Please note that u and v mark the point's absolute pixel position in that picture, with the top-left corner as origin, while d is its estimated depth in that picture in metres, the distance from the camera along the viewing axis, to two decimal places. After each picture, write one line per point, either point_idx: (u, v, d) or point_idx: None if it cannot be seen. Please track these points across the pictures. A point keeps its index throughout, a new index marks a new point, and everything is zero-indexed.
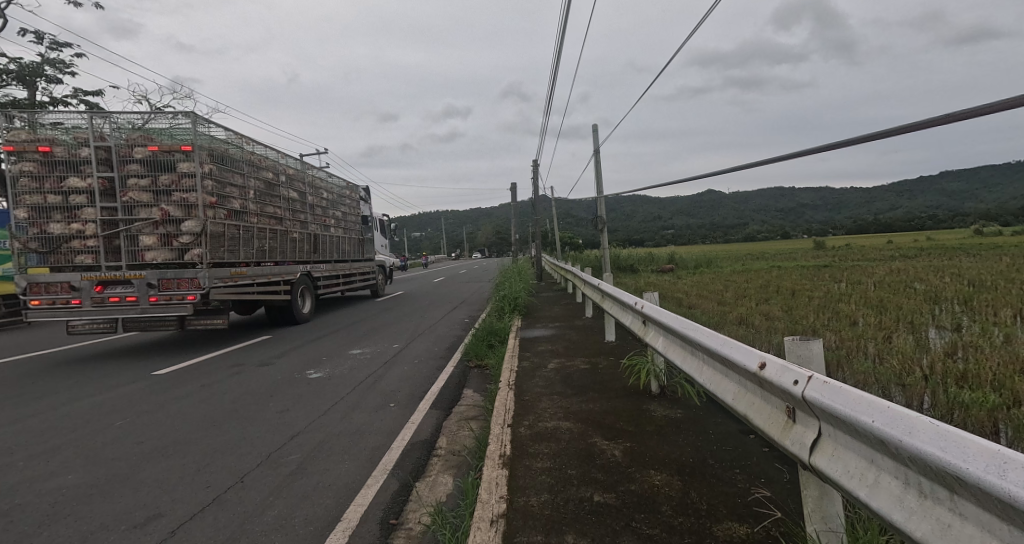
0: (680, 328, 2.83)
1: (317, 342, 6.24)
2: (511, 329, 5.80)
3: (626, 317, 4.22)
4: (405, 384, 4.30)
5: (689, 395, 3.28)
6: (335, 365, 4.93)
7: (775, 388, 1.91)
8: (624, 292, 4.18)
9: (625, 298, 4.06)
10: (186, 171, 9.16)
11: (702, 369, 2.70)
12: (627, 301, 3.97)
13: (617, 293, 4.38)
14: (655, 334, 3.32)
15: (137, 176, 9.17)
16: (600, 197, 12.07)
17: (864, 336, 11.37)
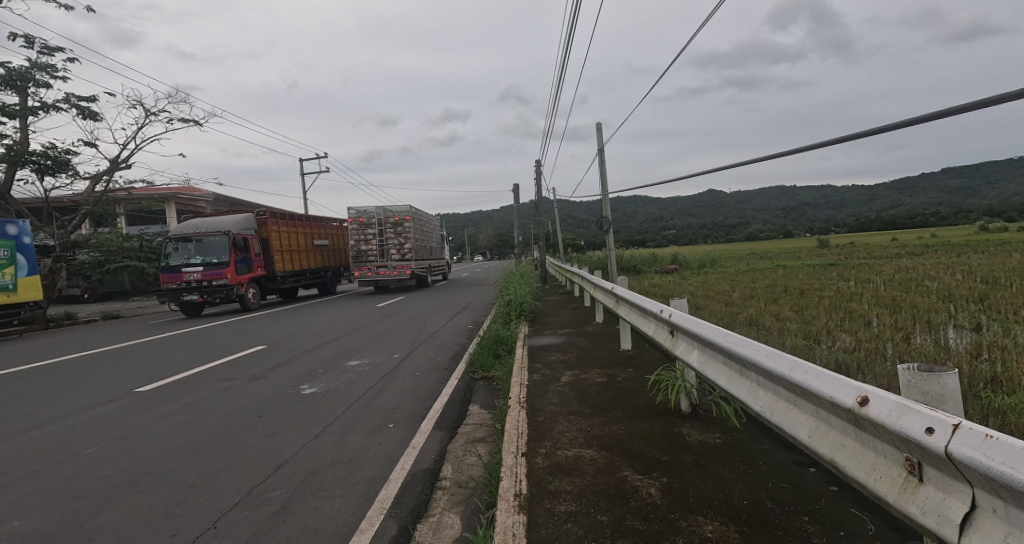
0: (730, 346, 2.51)
1: (313, 352, 5.90)
2: (518, 337, 5.48)
3: (647, 325, 3.91)
4: (406, 401, 3.97)
5: (724, 414, 2.96)
6: (332, 378, 4.60)
7: (888, 432, 1.56)
8: (645, 298, 3.86)
9: (647, 304, 3.76)
10: (406, 225, 21.68)
11: (760, 396, 2.37)
12: (649, 308, 3.66)
13: (636, 298, 4.08)
14: (688, 349, 3.00)
15: (387, 226, 21.23)
16: (606, 198, 11.78)
17: (881, 337, 11.07)
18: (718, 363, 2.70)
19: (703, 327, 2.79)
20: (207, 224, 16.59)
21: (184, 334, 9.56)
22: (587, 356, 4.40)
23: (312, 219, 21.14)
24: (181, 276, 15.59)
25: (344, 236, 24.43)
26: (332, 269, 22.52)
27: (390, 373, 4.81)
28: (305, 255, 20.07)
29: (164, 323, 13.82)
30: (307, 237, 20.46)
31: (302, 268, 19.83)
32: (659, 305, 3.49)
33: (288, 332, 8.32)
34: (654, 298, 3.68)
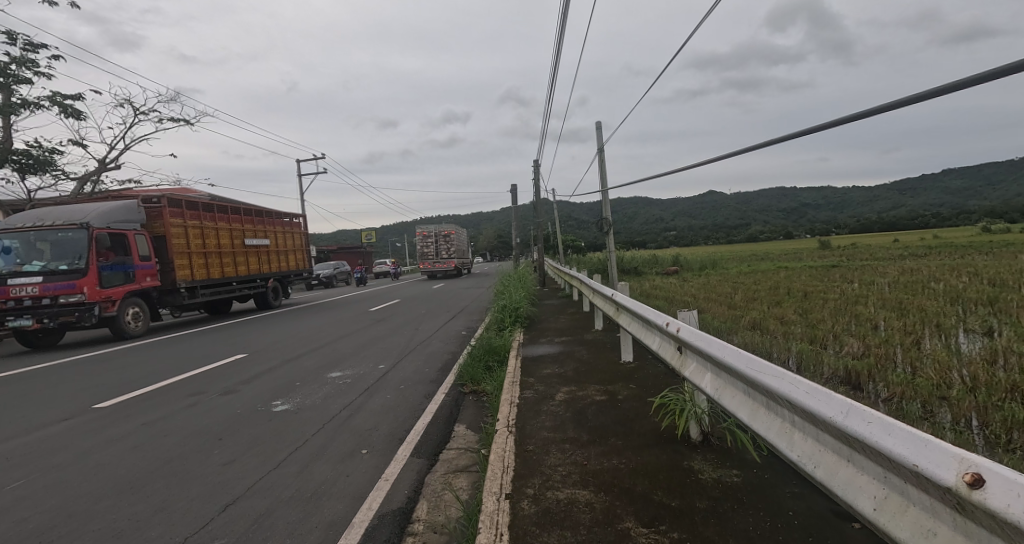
0: (752, 373, 2.12)
1: (294, 363, 5.54)
2: (512, 346, 5.14)
3: (651, 337, 3.57)
4: (384, 421, 3.61)
5: (740, 445, 2.63)
6: (308, 393, 4.25)
7: (981, 513, 1.17)
8: (650, 308, 3.49)
9: (653, 315, 3.38)
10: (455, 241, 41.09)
11: (788, 434, 1.98)
12: (655, 321, 3.29)
13: (640, 307, 3.70)
14: (700, 371, 2.63)
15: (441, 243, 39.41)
16: (605, 198, 11.46)
17: (891, 342, 10.74)
18: (737, 393, 2.31)
19: (720, 348, 2.40)
20: (62, 216, 12.59)
21: (168, 340, 9.20)
22: (586, 369, 4.06)
23: (240, 214, 17.57)
24: (9, 292, 11.32)
25: (288, 237, 20.83)
26: (266, 276, 18.90)
27: (372, 387, 4.46)
28: (224, 258, 16.52)
29: (153, 327, 13.48)
30: (230, 235, 16.85)
31: (219, 277, 16.11)
32: (667, 317, 3.11)
33: (275, 339, 7.97)
34: (658, 309, 3.35)
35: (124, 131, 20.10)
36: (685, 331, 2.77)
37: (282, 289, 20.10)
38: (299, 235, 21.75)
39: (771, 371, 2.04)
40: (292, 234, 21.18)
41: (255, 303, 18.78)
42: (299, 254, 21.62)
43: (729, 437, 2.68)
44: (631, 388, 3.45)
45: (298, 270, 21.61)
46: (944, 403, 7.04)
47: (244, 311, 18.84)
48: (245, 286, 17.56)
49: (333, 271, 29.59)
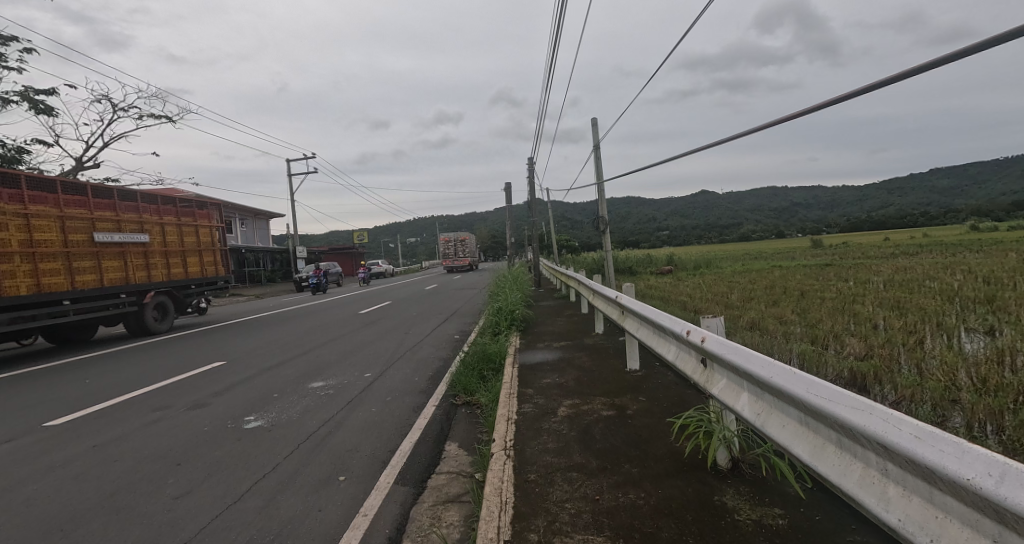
0: (817, 402, 1.70)
1: (273, 371, 5.16)
2: (508, 352, 4.81)
3: (664, 347, 3.22)
4: (367, 440, 3.26)
5: (775, 475, 2.29)
6: (284, 407, 3.89)
7: None
8: (663, 313, 3.15)
9: (667, 322, 3.04)
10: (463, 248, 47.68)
11: (868, 482, 1.52)
12: (672, 328, 2.94)
13: (651, 312, 3.38)
14: (738, 393, 2.24)
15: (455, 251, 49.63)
16: (602, 197, 11.17)
17: (893, 342, 10.56)
18: (794, 422, 1.89)
19: (768, 369, 2.00)
20: None
21: (146, 345, 8.78)
22: (591, 377, 3.75)
23: (96, 197, 11.46)
24: None
25: (118, 223, 11.96)
26: (150, 288, 12.58)
27: (356, 399, 4.10)
28: (47, 261, 10.26)
29: (134, 329, 13.00)
30: (66, 229, 10.70)
31: (29, 296, 9.82)
32: (689, 325, 2.75)
33: (258, 344, 7.57)
34: (675, 315, 2.98)
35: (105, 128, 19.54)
36: (715, 345, 2.40)
37: (183, 305, 13.77)
38: (216, 229, 15.52)
39: (846, 399, 1.61)
40: (205, 227, 15.00)
41: (130, 329, 12.35)
42: (218, 257, 15.48)
43: (763, 465, 2.35)
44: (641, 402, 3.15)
45: (215, 279, 15.31)
46: (957, 407, 6.76)
47: (116, 339, 12.55)
48: (99, 305, 11.23)
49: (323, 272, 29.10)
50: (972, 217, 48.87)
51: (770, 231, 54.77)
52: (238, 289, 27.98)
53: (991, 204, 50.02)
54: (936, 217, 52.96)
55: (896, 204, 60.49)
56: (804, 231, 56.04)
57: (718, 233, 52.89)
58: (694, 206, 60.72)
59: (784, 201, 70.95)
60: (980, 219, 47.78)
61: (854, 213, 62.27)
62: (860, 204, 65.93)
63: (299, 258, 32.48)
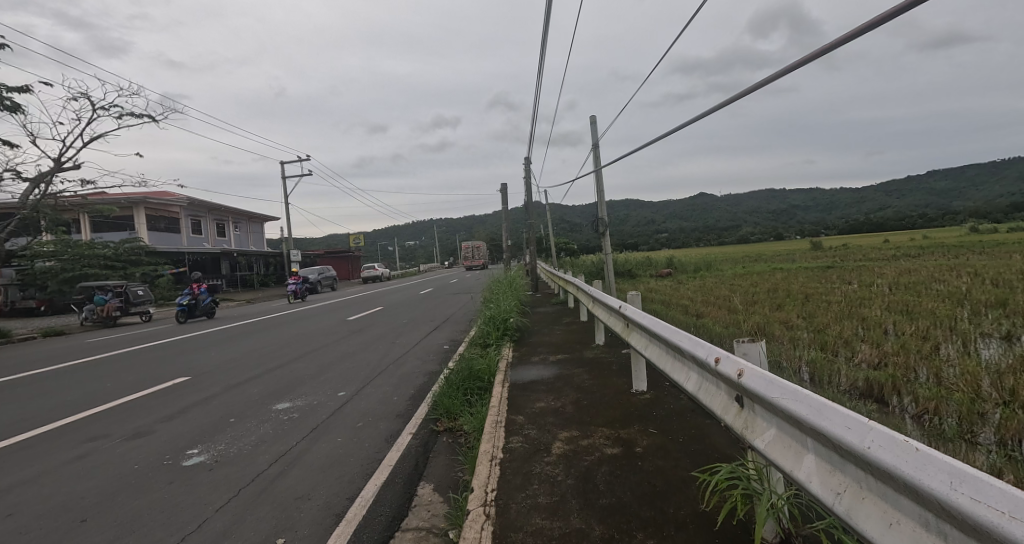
0: (981, 519, 1.00)
1: (238, 389, 4.66)
2: (499, 369, 4.32)
3: (685, 375, 2.65)
4: (323, 482, 2.77)
5: None
6: (236, 436, 3.39)
7: None
8: (682, 332, 2.62)
9: (687, 345, 2.52)
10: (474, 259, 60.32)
11: None
12: (697, 354, 2.40)
13: (664, 329, 2.87)
14: (812, 460, 1.60)
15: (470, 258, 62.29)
16: (602, 197, 10.60)
17: (907, 348, 10.06)
18: (917, 526, 1.21)
19: (862, 435, 1.37)
20: None
21: (119, 356, 8.29)
22: (593, 399, 3.27)
23: None
24: None
25: None
26: None
27: (322, 425, 3.59)
28: None
29: (114, 336, 12.48)
30: None
31: None
32: (722, 351, 2.20)
33: (234, 356, 7.07)
34: (706, 339, 2.40)
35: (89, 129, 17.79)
36: (759, 386, 1.84)
37: None
38: None
39: None
40: None
41: None
42: None
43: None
44: (652, 436, 2.67)
45: None
46: (988, 422, 6.22)
47: None
48: None
49: (317, 276, 28.49)
50: (972, 219, 48.79)
51: (769, 233, 54.49)
52: (230, 293, 27.42)
53: (989, 207, 49.90)
54: (936, 219, 52.83)
55: (896, 206, 60.35)
56: (804, 233, 55.78)
57: (717, 235, 52.55)
58: (693, 208, 60.43)
59: (784, 203, 70.74)
60: (979, 221, 47.55)
61: (853, 216, 62.13)
62: (859, 206, 65.70)
63: (293, 261, 31.92)
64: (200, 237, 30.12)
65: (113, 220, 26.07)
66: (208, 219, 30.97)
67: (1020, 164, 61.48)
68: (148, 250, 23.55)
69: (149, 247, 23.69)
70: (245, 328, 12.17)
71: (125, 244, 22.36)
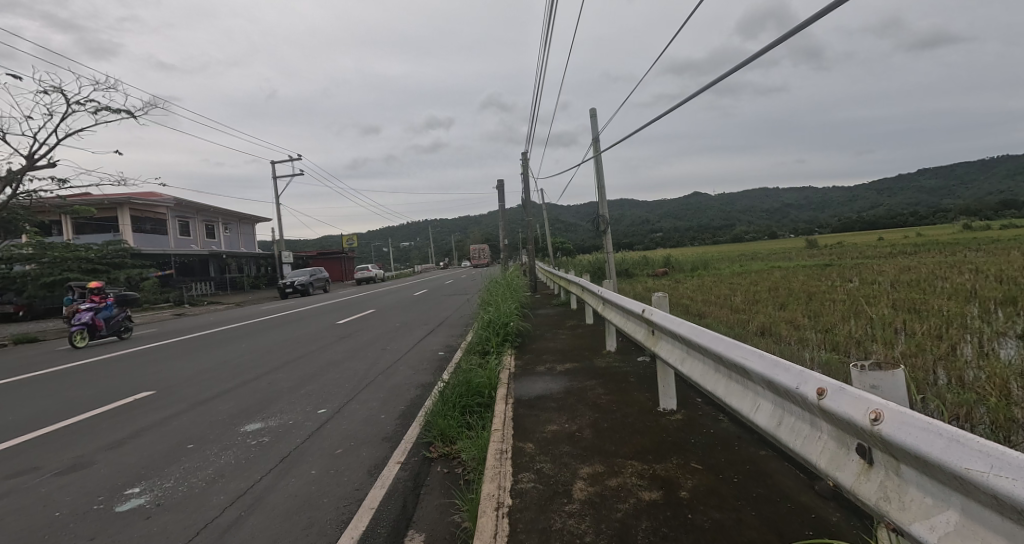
0: None
1: (205, 406, 4.16)
2: (502, 382, 3.83)
3: (761, 411, 2.11)
4: (284, 534, 2.25)
5: None
6: (189, 470, 2.89)
7: None
8: (752, 351, 2.13)
9: (763, 369, 2.02)
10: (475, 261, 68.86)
11: None
12: (783, 382, 1.88)
13: (723, 347, 2.36)
14: None
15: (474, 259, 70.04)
16: (602, 193, 10.11)
17: (924, 349, 9.59)
18: None
19: None
20: None
21: (91, 365, 7.75)
22: (618, 427, 2.79)
23: None
24: None
25: None
26: None
27: (293, 454, 3.09)
28: None
29: (93, 342, 11.89)
30: None
31: None
32: (829, 381, 1.68)
33: (215, 365, 6.55)
34: (799, 367, 1.85)
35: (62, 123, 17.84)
36: (914, 440, 1.31)
37: None
38: None
39: None
40: None
41: None
42: None
43: None
44: (707, 483, 2.19)
45: None
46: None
47: None
48: None
49: (308, 278, 27.81)
50: (964, 217, 48.96)
51: (764, 232, 54.45)
52: (218, 296, 26.75)
53: (981, 204, 50.15)
54: (927, 216, 52.97)
55: (888, 204, 60.50)
56: (798, 231, 55.76)
57: (712, 234, 52.45)
58: (688, 207, 60.34)
59: (777, 202, 70.82)
60: (972, 218, 47.67)
61: (847, 214, 62.17)
62: (852, 204, 65.86)
63: (284, 263, 31.27)
64: (188, 239, 29.45)
65: (97, 221, 25.38)
66: (196, 220, 30.29)
67: (1010, 161, 61.77)
68: (133, 252, 22.98)
69: (133, 248, 23.05)
70: (230, 332, 11.63)
71: (109, 246, 21.84)
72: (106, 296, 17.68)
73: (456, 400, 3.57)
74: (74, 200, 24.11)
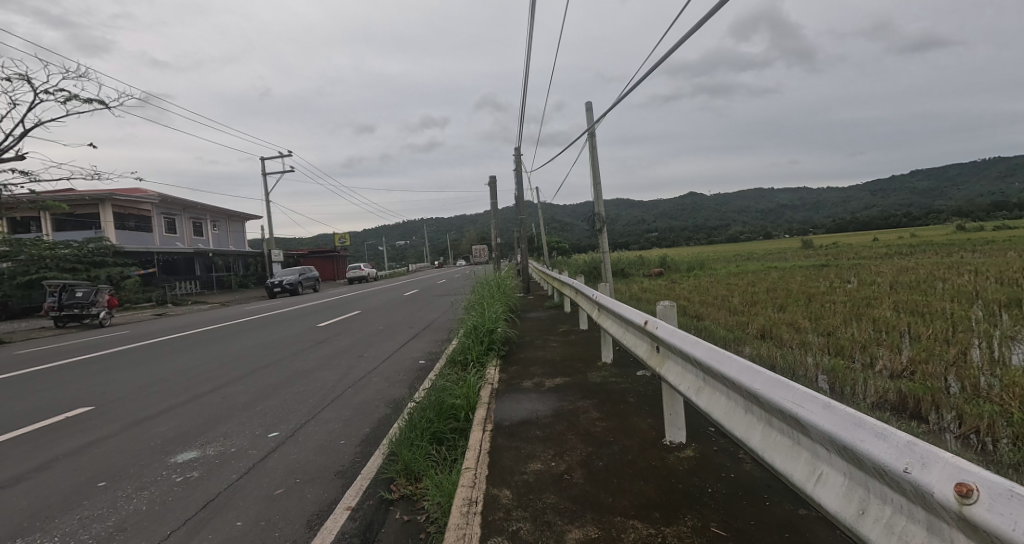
0: None
1: (139, 428, 3.67)
2: (480, 402, 3.38)
3: (835, 484, 1.54)
4: None
5: None
6: (84, 522, 2.47)
7: None
8: (823, 404, 1.59)
9: (838, 432, 1.48)
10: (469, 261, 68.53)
11: None
12: (877, 459, 1.33)
13: (768, 388, 1.81)
14: None
15: None
16: (599, 191, 9.61)
17: (934, 354, 9.10)
18: None
19: None
20: None
21: (51, 370, 7.30)
22: (616, 470, 2.33)
23: None
24: None
25: None
26: None
27: (217, 502, 2.62)
28: None
29: (62, 344, 11.30)
30: None
31: None
32: (981, 478, 1.10)
33: (178, 373, 6.09)
34: (908, 441, 1.30)
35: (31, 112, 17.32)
36: None
37: None
38: None
39: None
40: None
41: None
42: None
43: None
44: None
45: None
46: None
47: None
48: None
49: (297, 277, 27.16)
50: (956, 218, 48.96)
51: (758, 232, 54.29)
52: (204, 295, 26.09)
53: (973, 206, 50.19)
54: (920, 217, 52.92)
55: (882, 205, 60.47)
56: (793, 232, 55.53)
57: (707, 234, 52.17)
58: (683, 206, 60.10)
59: (771, 202, 70.72)
60: (964, 219, 47.65)
61: (842, 214, 62.03)
62: (846, 205, 65.81)
63: (273, 261, 30.63)
64: (174, 237, 28.77)
65: (78, 218, 24.73)
66: (182, 217, 29.60)
67: (1004, 162, 61.85)
68: (114, 250, 22.43)
69: (115, 246, 22.47)
70: (206, 334, 11.09)
71: (89, 243, 21.37)
72: (78, 295, 17.09)
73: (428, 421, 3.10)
74: (54, 196, 23.43)
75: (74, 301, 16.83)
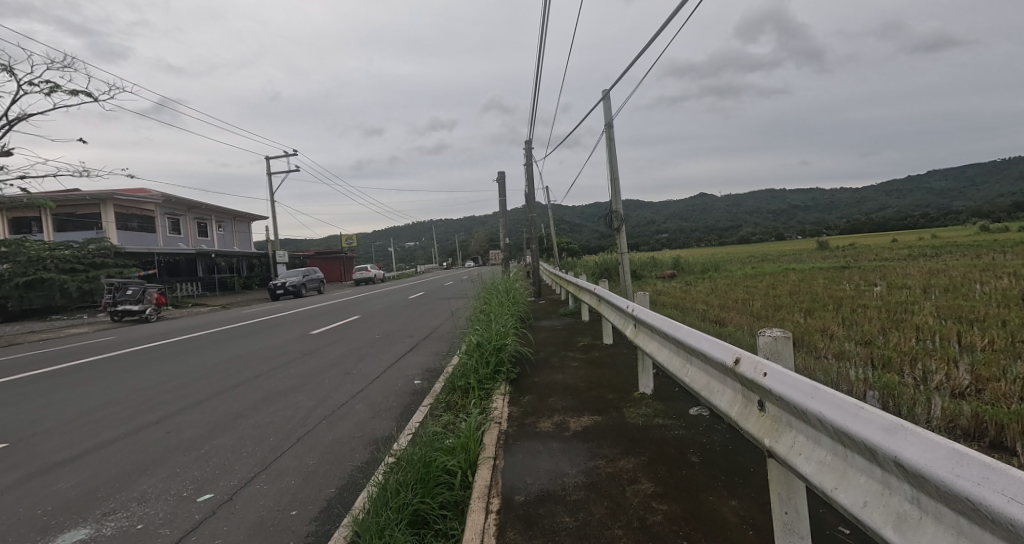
0: None
1: (48, 486, 3.12)
2: (484, 462, 2.85)
3: None
4: None
5: None
6: None
7: None
8: None
9: None
10: None
11: None
12: None
13: None
14: None
15: None
16: (617, 186, 8.67)
17: (1002, 370, 8.03)
18: None
19: None
20: None
21: (33, 377, 7.11)
22: None
23: None
24: None
25: None
26: None
27: None
28: None
29: (50, 350, 10.80)
30: None
31: None
32: None
33: (148, 386, 5.62)
34: None
35: (12, 104, 15.91)
36: None
37: None
38: None
39: None
40: None
41: None
42: None
43: None
44: None
45: None
46: None
47: None
48: None
49: (302, 278, 26.42)
50: (977, 218, 47.29)
51: (771, 233, 52.95)
52: (207, 298, 25.57)
53: (994, 206, 48.59)
54: (940, 217, 51.22)
55: (898, 206, 58.98)
56: (806, 233, 54.27)
57: (718, 235, 51.11)
58: (694, 207, 58.92)
59: (784, 203, 69.21)
60: (984, 219, 46.15)
61: (858, 215, 60.49)
62: (862, 206, 64.29)
63: (278, 263, 30.05)
64: (178, 237, 28.28)
65: (79, 218, 24.28)
66: (187, 217, 29.12)
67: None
68: (116, 250, 21.90)
69: (116, 247, 21.96)
70: (194, 340, 10.49)
71: (90, 244, 20.89)
72: (129, 293, 18.12)
73: (415, 488, 2.59)
74: (55, 196, 23.02)
75: (124, 298, 17.82)
